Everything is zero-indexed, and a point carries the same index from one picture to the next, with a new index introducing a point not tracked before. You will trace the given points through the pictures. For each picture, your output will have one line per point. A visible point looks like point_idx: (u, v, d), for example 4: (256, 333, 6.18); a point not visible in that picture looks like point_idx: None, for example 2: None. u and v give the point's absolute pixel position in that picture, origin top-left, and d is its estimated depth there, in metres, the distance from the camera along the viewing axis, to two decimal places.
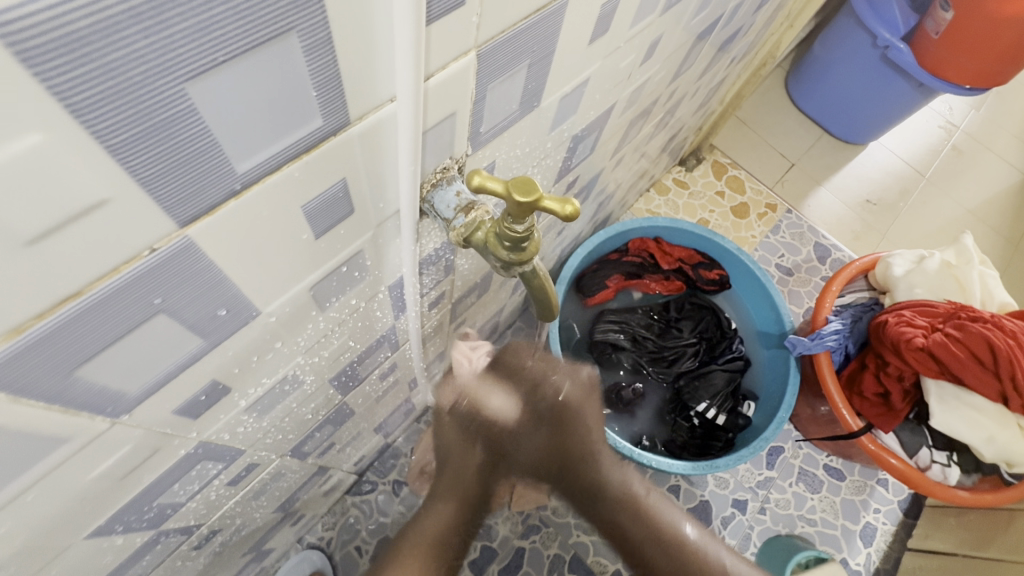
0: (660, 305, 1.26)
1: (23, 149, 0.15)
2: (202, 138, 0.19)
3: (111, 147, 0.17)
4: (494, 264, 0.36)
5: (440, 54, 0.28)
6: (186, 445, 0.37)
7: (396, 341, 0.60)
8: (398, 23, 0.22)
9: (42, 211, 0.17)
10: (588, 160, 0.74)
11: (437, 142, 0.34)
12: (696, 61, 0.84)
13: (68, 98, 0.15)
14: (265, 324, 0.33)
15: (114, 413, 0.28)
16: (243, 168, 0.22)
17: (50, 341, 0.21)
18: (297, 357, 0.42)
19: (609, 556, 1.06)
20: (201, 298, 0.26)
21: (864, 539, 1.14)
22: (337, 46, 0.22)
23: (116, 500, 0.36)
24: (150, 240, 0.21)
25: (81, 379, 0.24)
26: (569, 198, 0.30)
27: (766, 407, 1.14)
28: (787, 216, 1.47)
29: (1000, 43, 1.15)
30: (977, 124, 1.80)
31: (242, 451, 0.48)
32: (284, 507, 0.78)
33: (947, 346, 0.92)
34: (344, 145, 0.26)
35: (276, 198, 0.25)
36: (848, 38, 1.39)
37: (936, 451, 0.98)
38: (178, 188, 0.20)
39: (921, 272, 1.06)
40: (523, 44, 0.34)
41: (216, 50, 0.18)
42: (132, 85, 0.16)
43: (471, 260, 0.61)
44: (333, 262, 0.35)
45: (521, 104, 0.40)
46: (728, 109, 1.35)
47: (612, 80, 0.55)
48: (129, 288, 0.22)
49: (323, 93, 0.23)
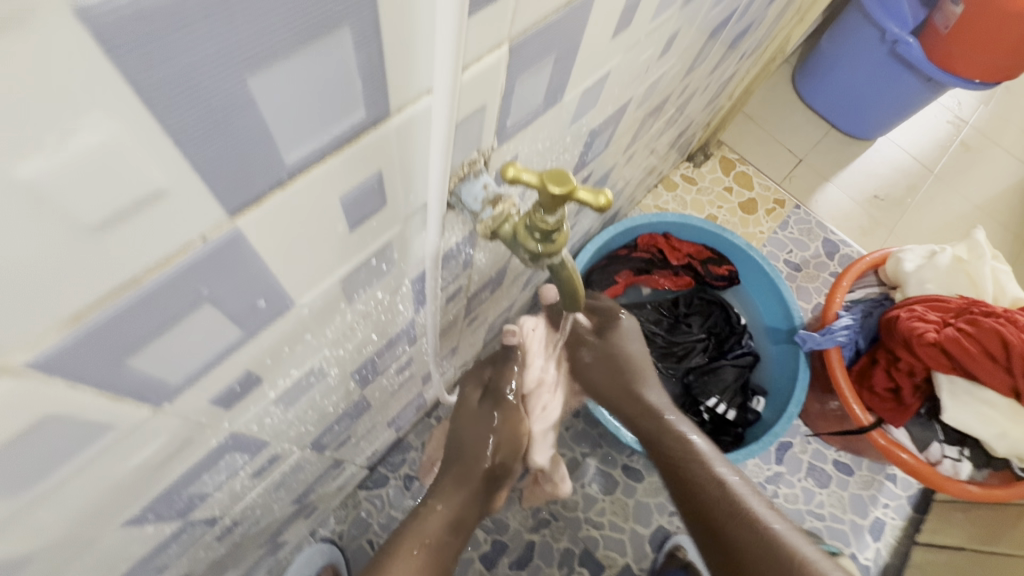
0: (669, 300, 1.27)
1: (97, 138, 0.16)
2: (256, 128, 0.20)
3: (174, 136, 0.18)
4: (524, 257, 0.37)
5: (475, 47, 0.28)
6: (217, 435, 0.38)
7: (414, 335, 0.60)
8: (441, 15, 0.23)
9: (108, 198, 0.17)
10: (602, 155, 0.74)
11: (466, 136, 0.34)
12: (708, 57, 0.84)
13: (140, 88, 0.15)
14: (297, 315, 0.34)
15: (156, 402, 0.29)
16: (290, 159, 0.22)
17: (107, 328, 0.21)
18: (324, 349, 0.42)
19: (619, 550, 1.07)
20: (243, 288, 0.27)
21: (873, 533, 1.14)
22: (383, 39, 0.22)
23: (150, 489, 0.36)
24: (202, 230, 0.21)
25: (130, 367, 0.24)
26: (602, 190, 0.31)
27: (775, 403, 1.14)
28: (795, 211, 1.47)
29: (1010, 39, 1.14)
30: (986, 119, 1.79)
31: (267, 442, 0.48)
32: (300, 500, 0.79)
33: (959, 341, 0.92)
34: (383, 137, 0.27)
35: (318, 188, 0.26)
36: (857, 33, 1.38)
37: (948, 446, 0.98)
38: (230, 178, 0.21)
39: (932, 267, 1.06)
40: (552, 38, 0.34)
41: (275, 41, 0.18)
42: (198, 76, 0.17)
43: (489, 255, 0.61)
44: (363, 255, 0.35)
45: (545, 99, 0.41)
46: (737, 104, 1.35)
47: (630, 75, 0.55)
48: (180, 277, 0.22)
49: (368, 85, 0.23)
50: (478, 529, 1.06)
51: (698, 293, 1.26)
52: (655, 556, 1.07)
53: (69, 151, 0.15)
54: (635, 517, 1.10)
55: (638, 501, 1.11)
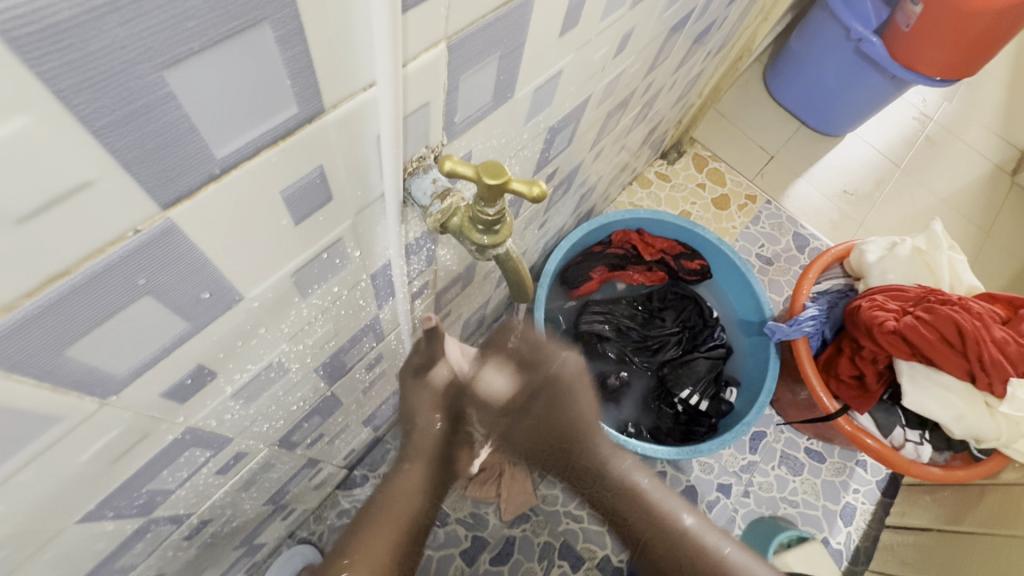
0: (644, 296, 1.29)
1: (10, 131, 0.17)
2: (179, 124, 0.21)
3: (96, 130, 0.19)
4: (471, 249, 0.38)
5: (413, 43, 0.29)
6: (173, 430, 0.38)
7: (381, 331, 0.61)
8: (369, 13, 0.24)
9: (32, 188, 0.18)
10: (567, 151, 0.75)
11: (412, 131, 0.35)
12: (671, 55, 0.86)
13: (55, 83, 0.16)
14: (247, 308, 0.35)
15: (103, 394, 0.29)
16: (221, 153, 0.23)
17: (40, 319, 0.22)
18: (282, 344, 0.43)
19: (598, 543, 1.08)
20: (184, 281, 0.28)
21: (844, 518, 1.17)
22: (308, 37, 0.23)
23: (107, 483, 0.37)
24: (134, 222, 0.22)
25: (70, 359, 0.25)
26: (536, 180, 0.32)
27: (747, 393, 1.17)
28: (766, 207, 1.50)
29: (966, 37, 1.18)
30: (949, 115, 1.85)
31: (231, 439, 0.49)
32: (274, 500, 0.79)
33: (917, 328, 0.95)
34: (320, 132, 0.28)
35: (253, 182, 0.26)
36: (823, 31, 1.42)
37: (910, 430, 1.02)
38: (157, 172, 0.21)
39: (893, 258, 1.10)
40: (494, 35, 0.35)
41: (192, 38, 0.19)
42: (115, 72, 0.18)
43: (453, 251, 0.62)
44: (314, 249, 0.36)
45: (494, 94, 0.42)
46: (706, 102, 1.38)
47: (586, 72, 0.57)
48: (116, 267, 0.23)
49: (297, 81, 0.24)
50: (458, 525, 1.06)
51: (671, 288, 1.28)
52: None
53: None
54: None
55: None
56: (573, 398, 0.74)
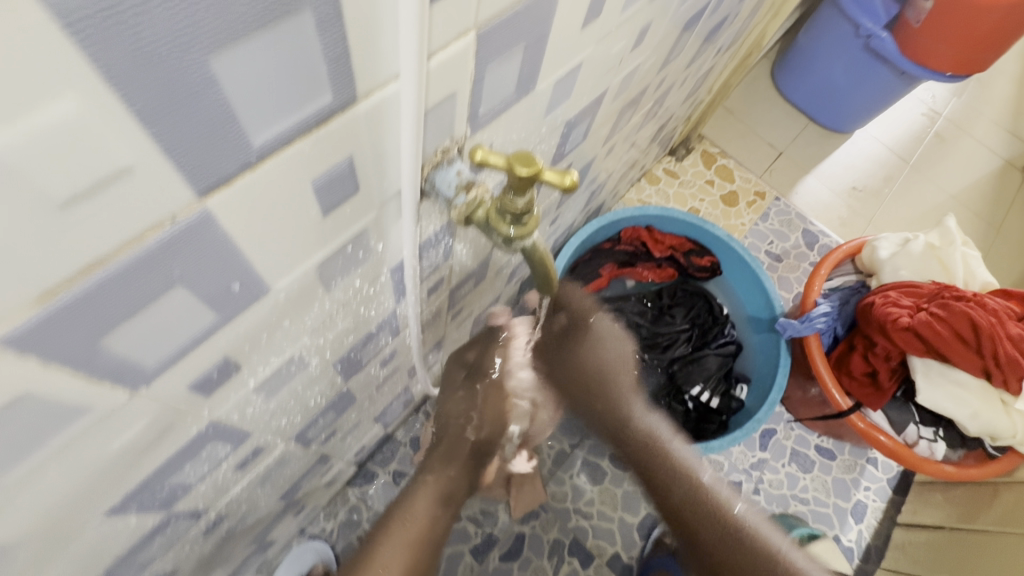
0: (653, 292, 1.28)
1: (59, 113, 0.16)
2: (219, 110, 0.20)
3: (140, 116, 0.18)
4: (496, 241, 0.38)
5: (443, 33, 0.29)
6: (197, 424, 0.38)
7: (397, 327, 0.61)
8: (402, 0, 0.23)
9: (76, 173, 0.18)
10: (580, 147, 0.75)
11: (437, 123, 0.35)
12: (684, 50, 0.85)
13: (103, 64, 0.16)
14: (273, 301, 0.34)
15: (133, 386, 0.29)
16: (258, 141, 0.23)
17: (77, 309, 0.22)
18: (303, 338, 0.43)
19: (608, 539, 1.08)
20: (216, 272, 0.27)
21: (855, 516, 1.17)
22: (346, 23, 0.23)
23: (132, 477, 0.37)
24: (171, 210, 0.22)
25: (104, 349, 0.25)
26: (567, 170, 0.32)
27: (758, 390, 1.16)
28: (776, 204, 1.49)
29: (979, 31, 1.17)
30: (959, 111, 1.83)
31: (251, 433, 0.49)
32: (286, 496, 0.79)
33: (931, 325, 0.94)
34: (351, 122, 0.27)
35: (285, 172, 0.26)
36: (833, 27, 1.41)
37: (924, 427, 1.01)
38: (196, 159, 0.21)
39: (906, 254, 1.09)
40: (520, 25, 0.35)
41: (236, 22, 0.19)
42: (161, 55, 0.17)
43: (469, 246, 0.62)
44: (337, 243, 0.36)
45: (517, 87, 0.41)
46: (716, 98, 1.37)
47: (604, 65, 0.56)
48: (153, 256, 0.23)
49: (333, 68, 0.24)
50: (468, 522, 1.06)
51: (681, 284, 1.28)
52: (643, 544, 1.08)
53: (32, 125, 0.16)
54: (623, 506, 1.11)
55: (626, 491, 1.12)
56: (600, 352, 0.74)
